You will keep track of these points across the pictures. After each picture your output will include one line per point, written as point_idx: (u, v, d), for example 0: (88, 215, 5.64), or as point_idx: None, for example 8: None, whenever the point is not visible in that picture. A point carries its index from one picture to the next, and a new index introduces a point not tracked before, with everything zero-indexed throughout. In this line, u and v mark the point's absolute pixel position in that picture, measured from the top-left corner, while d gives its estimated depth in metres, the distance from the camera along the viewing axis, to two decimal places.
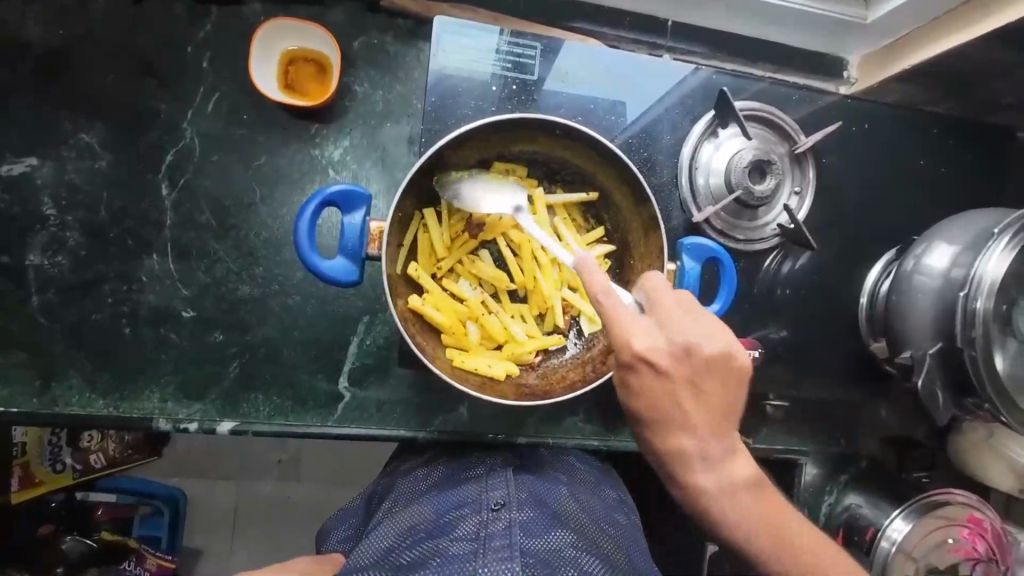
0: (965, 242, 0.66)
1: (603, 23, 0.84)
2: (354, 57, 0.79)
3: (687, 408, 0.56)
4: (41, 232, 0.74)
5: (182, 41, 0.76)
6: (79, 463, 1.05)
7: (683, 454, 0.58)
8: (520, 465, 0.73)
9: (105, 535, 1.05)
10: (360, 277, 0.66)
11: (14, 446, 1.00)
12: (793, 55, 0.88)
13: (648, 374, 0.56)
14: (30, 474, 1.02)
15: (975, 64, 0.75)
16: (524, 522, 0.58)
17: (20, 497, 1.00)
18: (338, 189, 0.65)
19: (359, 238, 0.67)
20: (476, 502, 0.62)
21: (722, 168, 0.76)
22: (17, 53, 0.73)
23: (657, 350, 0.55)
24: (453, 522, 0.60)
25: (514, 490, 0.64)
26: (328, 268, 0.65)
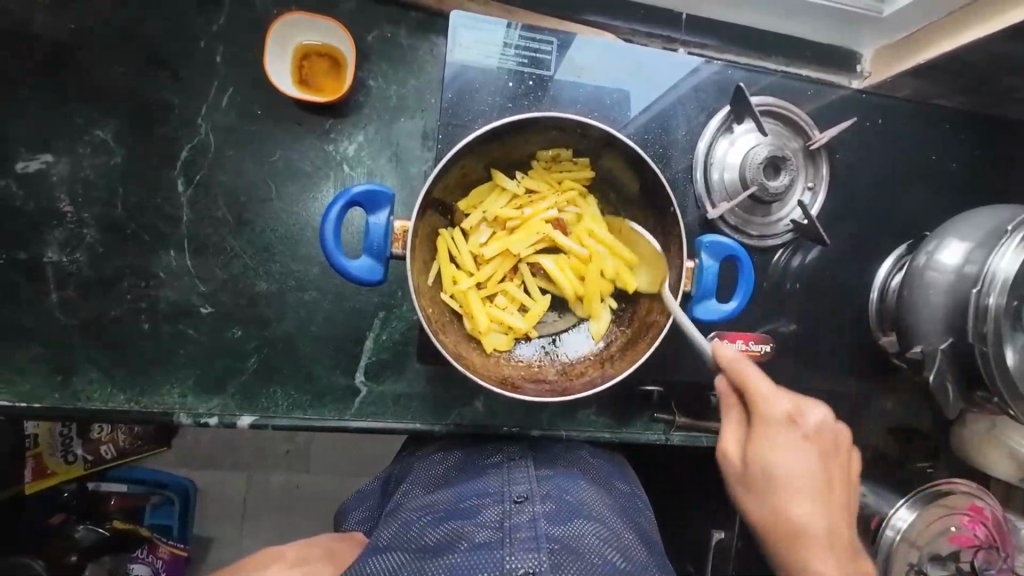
0: (978, 238, 0.66)
1: (619, 14, 0.83)
2: (367, 51, 0.78)
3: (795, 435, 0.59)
4: (57, 229, 0.74)
5: (195, 35, 0.75)
6: (90, 454, 1.08)
7: (790, 483, 0.59)
8: (536, 459, 0.77)
9: (117, 525, 1.06)
10: (384, 275, 0.67)
11: (27, 437, 1.01)
12: (805, 49, 0.88)
13: (783, 432, 0.58)
14: (42, 465, 1.03)
15: (995, 60, 0.74)
16: (548, 514, 0.60)
17: (32, 488, 1.01)
18: (362, 188, 0.66)
19: (384, 238, 0.67)
20: (498, 493, 0.65)
21: (736, 164, 0.76)
22: (28, 47, 0.73)
23: (800, 451, 0.59)
24: (477, 507, 0.62)
25: (535, 484, 0.67)
26: (354, 267, 0.66)
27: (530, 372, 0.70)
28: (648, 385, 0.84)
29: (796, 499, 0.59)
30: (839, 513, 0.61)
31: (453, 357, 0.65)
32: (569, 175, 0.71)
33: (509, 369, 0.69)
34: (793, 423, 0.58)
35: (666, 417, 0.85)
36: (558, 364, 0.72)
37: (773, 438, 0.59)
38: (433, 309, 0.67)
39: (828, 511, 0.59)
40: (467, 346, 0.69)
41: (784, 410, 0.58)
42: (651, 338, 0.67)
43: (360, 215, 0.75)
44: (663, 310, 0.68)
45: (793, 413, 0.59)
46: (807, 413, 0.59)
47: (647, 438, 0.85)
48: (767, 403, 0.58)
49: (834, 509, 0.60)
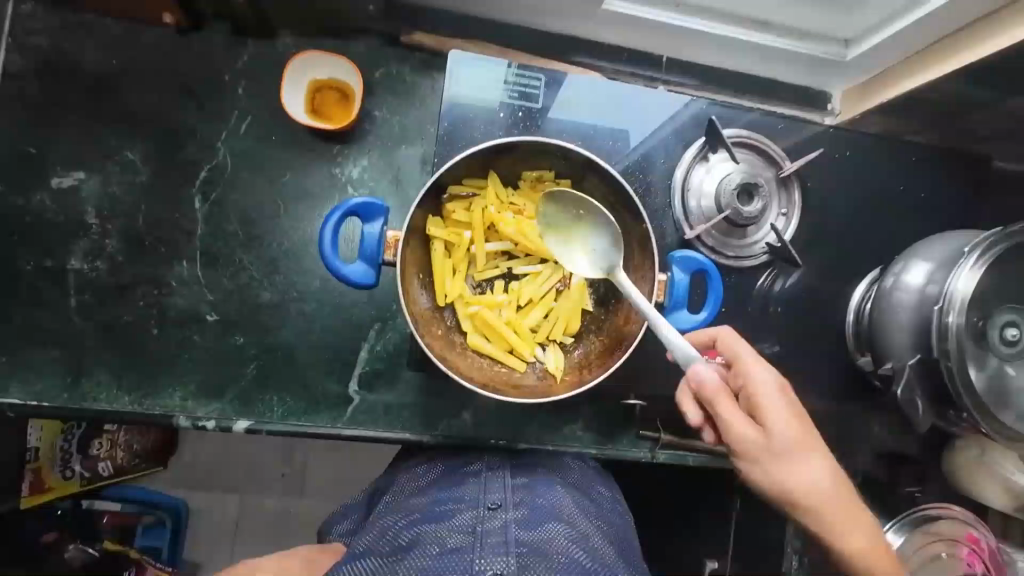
0: (940, 260, 0.70)
1: (605, 57, 0.90)
2: (374, 85, 0.85)
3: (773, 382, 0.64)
4: (82, 239, 0.79)
5: (219, 69, 0.83)
6: (88, 470, 1.10)
7: (782, 454, 0.61)
8: (514, 467, 0.79)
9: (107, 546, 1.11)
10: (376, 280, 0.71)
11: (28, 450, 1.02)
12: (778, 89, 0.95)
13: (773, 404, 0.62)
14: (41, 480, 1.04)
15: (953, 99, 0.80)
16: (519, 519, 0.63)
17: (28, 503, 1.02)
18: (359, 201, 0.71)
19: (377, 245, 0.71)
20: (472, 499, 0.68)
21: (711, 190, 0.81)
22: (67, 76, 0.80)
23: (780, 422, 0.61)
24: (451, 512, 0.65)
25: (509, 491, 0.70)
26: (348, 271, 0.70)
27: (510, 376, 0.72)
28: (629, 399, 0.87)
29: (820, 468, 0.62)
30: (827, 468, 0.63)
31: (434, 353, 0.67)
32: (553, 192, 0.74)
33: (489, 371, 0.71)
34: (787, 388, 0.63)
35: (651, 436, 0.88)
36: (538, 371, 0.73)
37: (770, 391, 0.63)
38: (420, 310, 0.69)
39: (821, 472, 0.62)
40: (452, 348, 0.71)
41: (764, 379, 0.63)
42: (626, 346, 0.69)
43: (356, 227, 0.81)
44: (638, 319, 0.70)
45: (761, 372, 0.63)
46: (769, 373, 0.63)
47: (634, 455, 0.88)
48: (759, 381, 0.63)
49: (828, 474, 0.62)
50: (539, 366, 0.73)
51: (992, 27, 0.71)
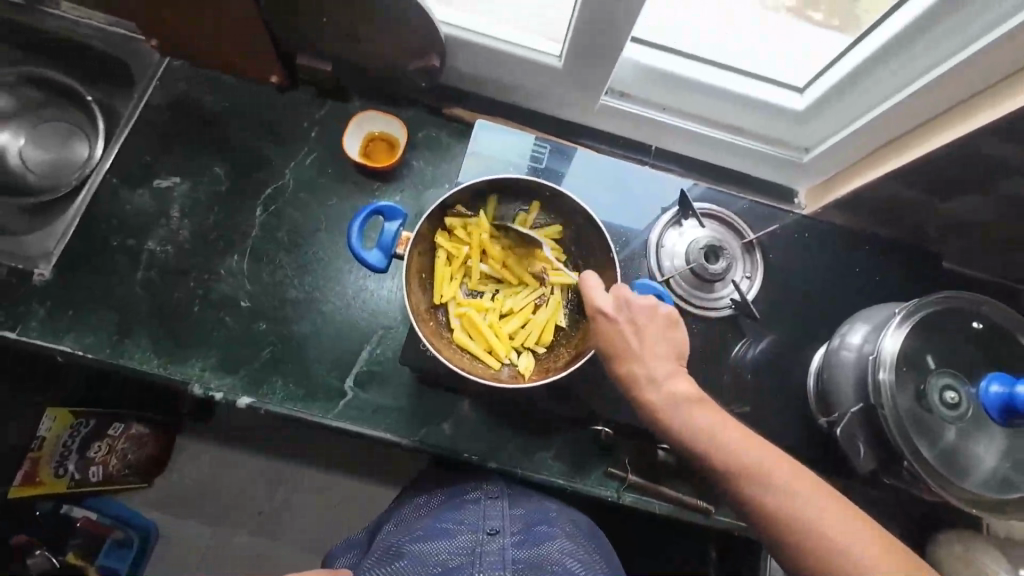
0: (876, 322, 0.79)
1: (605, 140, 1.10)
2: (416, 142, 1.07)
3: (644, 337, 0.73)
4: (162, 227, 0.98)
5: (301, 118, 1.07)
6: (77, 473, 1.27)
7: (665, 396, 0.69)
8: (512, 495, 0.87)
9: (70, 560, 1.27)
10: (387, 267, 0.86)
11: (35, 440, 1.19)
12: (751, 181, 1.12)
13: (623, 340, 0.72)
14: (34, 472, 1.20)
15: (895, 199, 0.94)
16: (514, 545, 0.77)
17: (15, 493, 1.17)
18: (385, 204, 0.87)
19: (392, 239, 0.87)
20: (473, 523, 0.80)
21: (682, 251, 0.95)
22: (190, 110, 1.05)
23: (651, 367, 0.71)
24: (455, 534, 0.79)
25: (508, 518, 0.81)
26: (368, 256, 0.85)
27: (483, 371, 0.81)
28: (598, 424, 0.91)
29: (696, 410, 0.69)
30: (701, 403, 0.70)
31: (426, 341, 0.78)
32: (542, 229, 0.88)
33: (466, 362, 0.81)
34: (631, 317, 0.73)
35: (619, 475, 0.91)
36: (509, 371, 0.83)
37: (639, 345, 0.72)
38: (418, 302, 0.81)
39: (696, 408, 0.69)
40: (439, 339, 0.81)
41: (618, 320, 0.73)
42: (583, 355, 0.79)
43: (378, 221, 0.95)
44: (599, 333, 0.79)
45: (607, 306, 0.73)
46: (610, 303, 0.74)
47: (600, 493, 0.91)
48: (623, 325, 0.73)
49: (705, 409, 0.69)
50: (511, 367, 0.82)
51: (914, 140, 0.87)
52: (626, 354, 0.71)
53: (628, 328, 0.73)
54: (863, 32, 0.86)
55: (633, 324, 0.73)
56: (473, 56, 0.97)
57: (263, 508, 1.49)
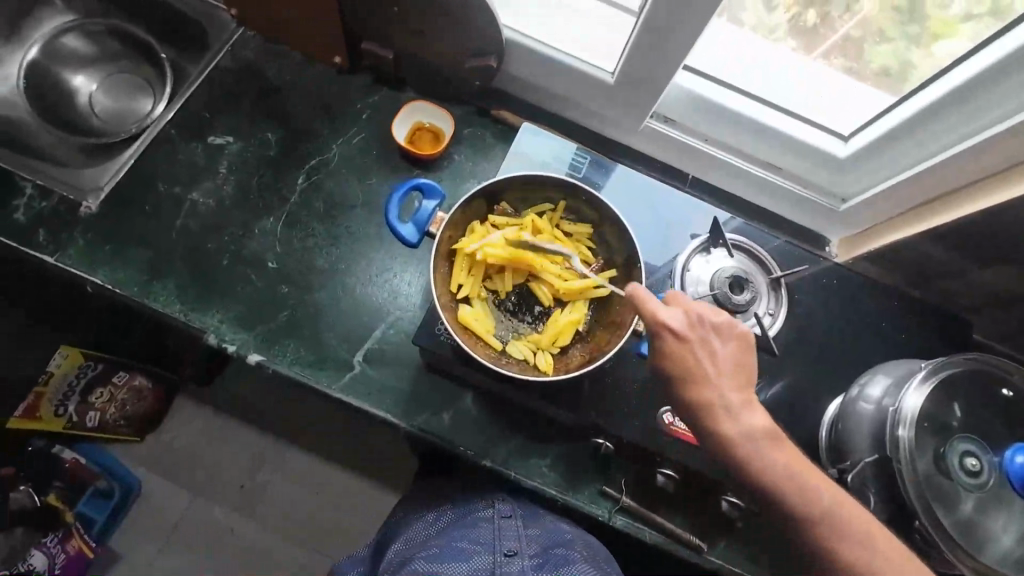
0: (897, 376, 0.77)
1: (643, 162, 1.12)
2: (460, 136, 1.10)
3: (738, 394, 0.69)
4: (207, 181, 1.02)
5: (355, 100, 1.11)
6: (75, 415, 1.31)
7: (707, 398, 0.69)
8: (525, 515, 0.87)
9: (49, 500, 1.30)
10: (419, 242, 0.90)
11: (45, 374, 1.26)
12: (785, 222, 1.12)
13: (679, 346, 0.70)
14: (36, 406, 1.26)
15: (932, 259, 0.93)
16: (534, 568, 0.76)
17: (16, 423, 1.23)
18: (425, 181, 0.91)
19: (427, 216, 0.90)
20: (489, 543, 0.79)
21: (706, 279, 0.94)
22: (255, 78, 1.10)
23: (704, 363, 0.69)
24: (469, 552, 0.77)
25: (525, 539, 0.80)
26: (403, 230, 0.89)
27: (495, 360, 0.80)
28: (599, 438, 0.89)
29: (753, 415, 0.68)
30: (753, 409, 0.69)
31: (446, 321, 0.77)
32: (575, 229, 0.86)
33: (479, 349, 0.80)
34: (701, 324, 0.71)
35: (613, 495, 0.88)
36: (519, 365, 0.82)
37: (722, 376, 0.69)
38: (441, 283, 0.80)
39: (745, 417, 0.68)
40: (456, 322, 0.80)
41: (669, 319, 0.70)
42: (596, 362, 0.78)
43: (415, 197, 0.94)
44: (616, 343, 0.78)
45: (667, 310, 0.71)
46: (675, 312, 0.71)
47: (591, 511, 0.88)
48: (673, 314, 0.71)
49: (762, 419, 0.69)
50: (521, 361, 0.81)
51: (960, 199, 0.85)
52: (675, 360, 0.70)
53: (699, 340, 0.70)
54: (916, 85, 0.85)
55: (693, 330, 0.70)
56: (528, 63, 1.01)
57: (247, 482, 1.48)
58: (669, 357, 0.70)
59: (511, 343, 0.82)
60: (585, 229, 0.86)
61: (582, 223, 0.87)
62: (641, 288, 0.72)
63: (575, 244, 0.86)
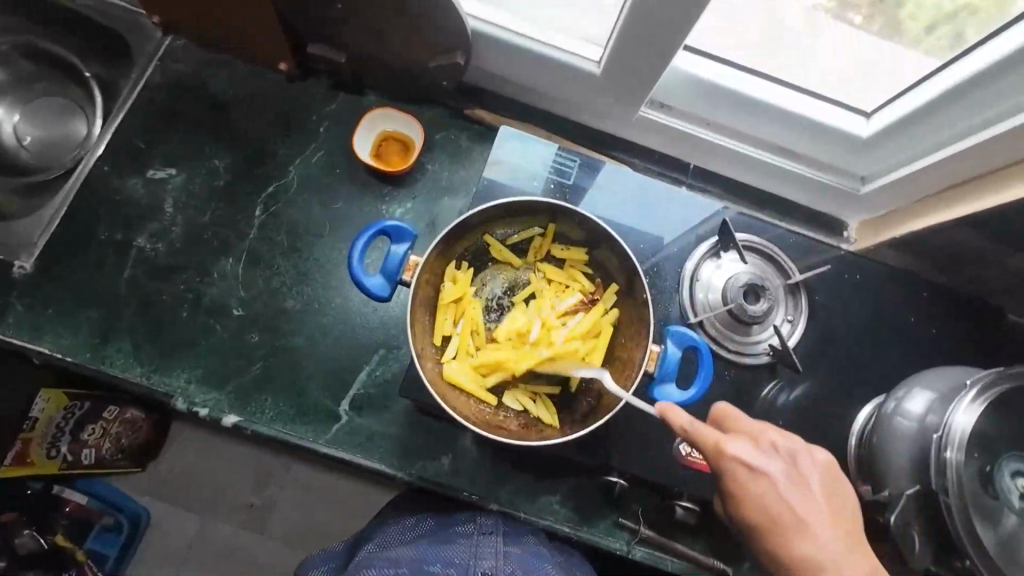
0: (941, 390, 0.69)
1: (638, 155, 1.01)
2: (432, 144, 0.98)
3: (797, 489, 0.61)
4: (154, 222, 0.91)
5: (310, 110, 0.98)
6: (71, 454, 1.16)
7: (789, 519, 0.60)
8: (506, 530, 0.78)
9: (58, 540, 1.15)
10: (390, 296, 0.77)
11: (26, 420, 1.09)
12: (799, 209, 1.01)
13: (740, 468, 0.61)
14: (24, 453, 1.09)
15: (965, 246, 0.84)
16: None
17: (5, 473, 1.06)
18: (393, 223, 0.78)
19: (398, 265, 0.78)
20: (464, 564, 0.69)
21: (719, 286, 0.85)
22: (193, 95, 0.97)
23: (760, 463, 0.61)
24: (440, 573, 0.67)
25: (502, 559, 0.71)
26: (368, 283, 0.76)
27: (493, 418, 0.74)
28: (611, 476, 0.82)
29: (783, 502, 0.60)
30: (806, 503, 0.61)
31: (431, 386, 0.70)
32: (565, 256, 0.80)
33: (474, 406, 0.74)
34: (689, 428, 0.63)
35: (631, 527, 0.83)
36: (521, 419, 0.75)
37: (738, 467, 0.61)
38: (423, 337, 0.74)
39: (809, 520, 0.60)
40: (444, 380, 0.73)
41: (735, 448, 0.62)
42: (605, 411, 0.72)
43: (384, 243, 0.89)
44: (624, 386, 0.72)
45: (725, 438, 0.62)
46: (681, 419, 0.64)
47: (608, 545, 0.83)
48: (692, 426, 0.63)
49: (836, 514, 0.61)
50: (523, 414, 0.75)
51: (993, 184, 0.77)
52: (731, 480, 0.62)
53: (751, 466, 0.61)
54: (955, 54, 0.74)
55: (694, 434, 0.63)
56: (501, 55, 0.88)
57: None
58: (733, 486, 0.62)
59: (509, 394, 0.76)
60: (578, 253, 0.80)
61: (574, 247, 0.80)
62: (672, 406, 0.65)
63: (569, 274, 0.80)
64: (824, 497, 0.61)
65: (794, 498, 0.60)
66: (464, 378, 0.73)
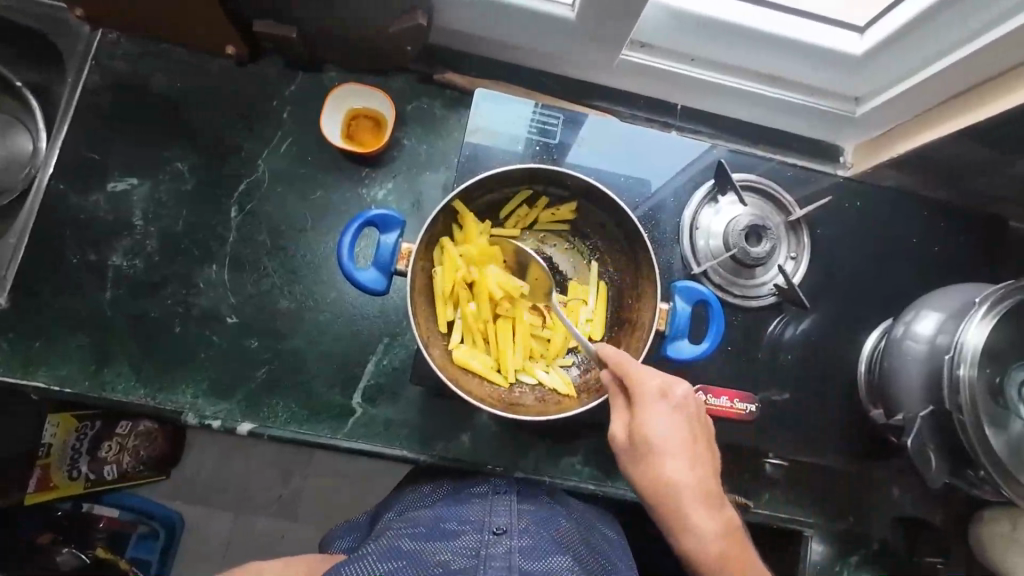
0: (950, 310, 0.70)
1: (622, 102, 0.96)
2: (405, 117, 0.92)
3: (687, 468, 0.64)
4: (126, 238, 0.86)
5: (268, 96, 0.91)
6: (93, 473, 1.17)
7: (681, 492, 0.63)
8: (519, 493, 0.78)
9: (99, 552, 1.17)
10: (387, 288, 0.74)
11: (41, 445, 1.09)
12: (793, 140, 0.98)
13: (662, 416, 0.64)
14: (47, 477, 1.11)
15: (966, 156, 0.82)
16: (524, 548, 0.63)
17: (32, 499, 1.08)
18: (378, 212, 0.74)
19: (391, 255, 0.75)
20: (478, 523, 0.68)
21: (719, 231, 0.83)
22: (139, 94, 0.89)
23: (665, 426, 0.64)
24: (455, 533, 0.67)
25: (516, 517, 0.70)
26: (362, 277, 0.73)
27: (509, 395, 0.74)
28: None
29: (683, 486, 0.63)
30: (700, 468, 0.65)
31: (442, 373, 0.69)
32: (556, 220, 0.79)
33: (487, 387, 0.73)
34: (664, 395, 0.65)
35: None
36: (537, 392, 0.75)
37: (654, 441, 0.63)
38: (427, 325, 0.72)
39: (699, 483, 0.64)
40: (454, 365, 0.73)
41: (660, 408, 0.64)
42: None
43: (372, 235, 0.86)
44: (637, 350, 0.72)
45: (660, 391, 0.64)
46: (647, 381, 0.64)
47: (634, 496, 0.85)
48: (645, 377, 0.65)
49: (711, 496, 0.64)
50: (538, 387, 0.75)
51: (993, 91, 0.75)
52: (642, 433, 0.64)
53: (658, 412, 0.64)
54: None
55: (639, 396, 0.64)
56: (467, 9, 0.82)
57: None
58: (639, 440, 0.64)
59: (521, 370, 0.76)
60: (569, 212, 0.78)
61: (567, 208, 0.78)
62: (617, 353, 0.66)
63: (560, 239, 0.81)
64: (702, 474, 0.64)
65: (678, 474, 0.63)
66: (473, 359, 0.74)
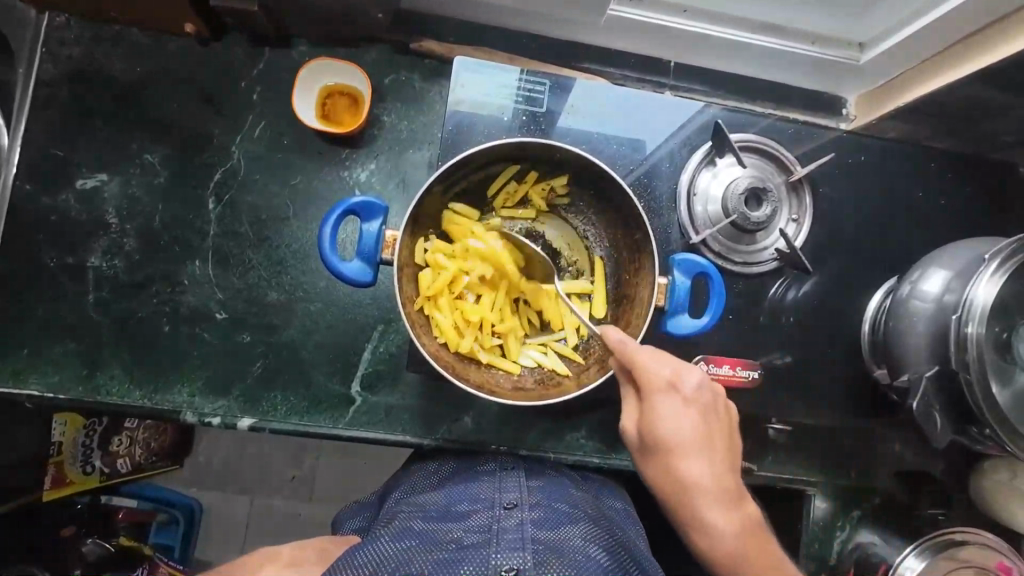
0: (958, 268, 0.68)
1: (611, 62, 0.90)
2: (383, 91, 0.87)
3: (694, 429, 0.64)
4: (102, 238, 0.83)
5: (236, 77, 0.86)
6: (106, 466, 1.18)
7: (677, 446, 0.64)
8: (527, 470, 0.79)
9: (122, 540, 1.17)
10: (374, 279, 0.72)
11: (52, 444, 1.09)
12: (793, 93, 0.93)
13: (671, 396, 0.64)
14: (61, 475, 1.11)
15: (975, 102, 0.78)
16: (536, 520, 0.63)
17: (50, 496, 1.09)
18: (360, 199, 0.72)
19: (375, 244, 0.73)
20: (489, 499, 0.69)
21: (718, 196, 0.80)
22: (98, 83, 0.84)
23: (686, 385, 0.64)
24: (467, 512, 0.67)
25: (526, 492, 0.71)
26: (346, 270, 0.71)
27: (508, 379, 0.73)
28: None
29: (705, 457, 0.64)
30: (712, 450, 0.65)
31: (434, 360, 0.67)
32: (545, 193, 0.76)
33: (484, 371, 0.72)
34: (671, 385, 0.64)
35: None
36: (537, 375, 0.74)
37: (674, 410, 0.64)
38: (418, 310, 0.70)
39: (717, 461, 0.64)
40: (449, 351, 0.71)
41: (684, 385, 0.64)
42: (621, 351, 0.71)
43: (355, 224, 0.82)
44: (632, 329, 0.71)
45: (687, 375, 0.65)
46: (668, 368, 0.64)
47: None
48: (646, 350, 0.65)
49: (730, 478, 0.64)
50: (537, 369, 0.74)
51: (1006, 30, 0.70)
52: (657, 405, 0.64)
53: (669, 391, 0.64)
54: None
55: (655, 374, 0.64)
56: None
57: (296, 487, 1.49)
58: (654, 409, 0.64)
59: (519, 353, 0.75)
60: (559, 185, 0.76)
61: (556, 180, 0.76)
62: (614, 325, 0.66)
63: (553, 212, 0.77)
64: (712, 446, 0.65)
65: (690, 433, 0.64)
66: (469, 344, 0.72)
